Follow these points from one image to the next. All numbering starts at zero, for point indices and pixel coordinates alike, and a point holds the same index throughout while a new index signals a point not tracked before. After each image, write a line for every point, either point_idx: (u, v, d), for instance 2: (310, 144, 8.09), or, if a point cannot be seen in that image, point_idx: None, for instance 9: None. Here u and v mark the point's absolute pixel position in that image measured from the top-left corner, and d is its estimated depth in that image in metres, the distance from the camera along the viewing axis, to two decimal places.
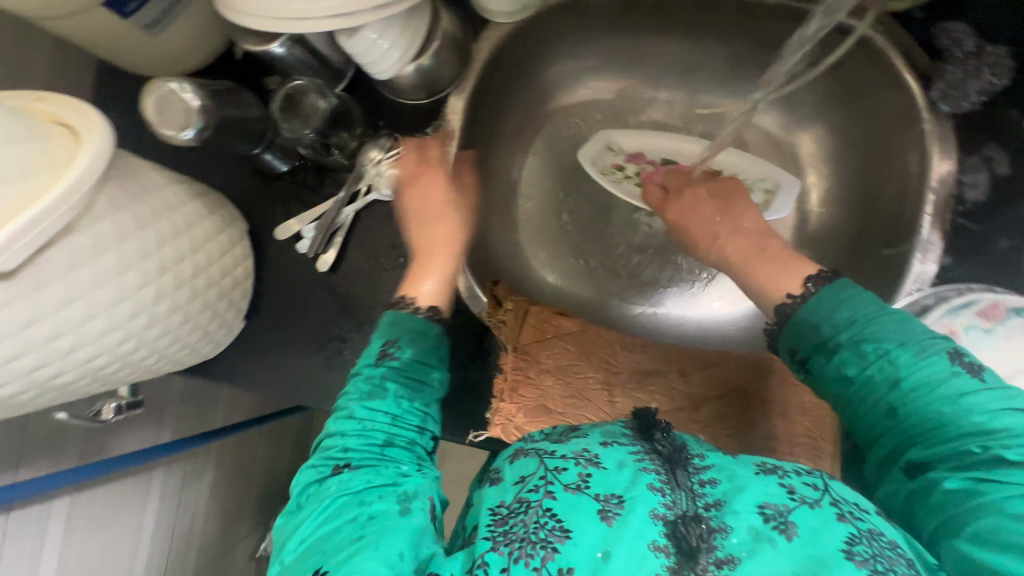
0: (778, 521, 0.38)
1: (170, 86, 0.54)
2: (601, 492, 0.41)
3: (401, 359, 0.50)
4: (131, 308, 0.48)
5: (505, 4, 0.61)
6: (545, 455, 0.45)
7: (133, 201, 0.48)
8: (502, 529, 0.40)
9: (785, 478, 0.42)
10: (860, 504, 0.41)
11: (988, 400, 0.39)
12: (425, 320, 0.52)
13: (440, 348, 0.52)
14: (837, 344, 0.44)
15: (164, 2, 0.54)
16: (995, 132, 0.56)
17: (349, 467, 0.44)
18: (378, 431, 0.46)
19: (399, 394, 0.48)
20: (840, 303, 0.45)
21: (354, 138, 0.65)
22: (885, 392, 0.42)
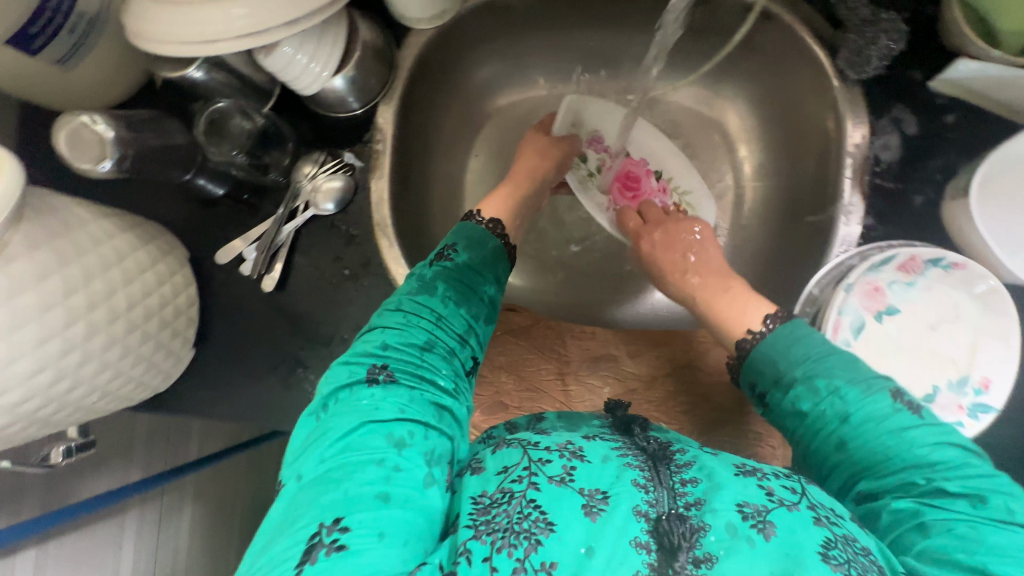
0: (757, 520, 0.38)
1: (81, 119, 0.53)
2: (586, 487, 0.41)
3: (455, 260, 0.55)
4: (61, 346, 0.48)
5: (421, 10, 0.62)
6: (529, 447, 0.45)
7: (52, 239, 0.47)
8: (485, 518, 0.39)
9: (764, 480, 0.42)
10: (834, 508, 0.41)
11: (927, 434, 0.41)
12: (488, 232, 0.58)
13: (496, 263, 0.57)
14: (791, 378, 0.46)
15: (73, 36, 0.54)
16: (901, 93, 0.59)
17: (389, 371, 0.45)
18: (423, 322, 0.49)
19: (451, 296, 0.52)
20: (793, 340, 0.48)
21: (286, 155, 0.66)
22: (837, 426, 0.44)
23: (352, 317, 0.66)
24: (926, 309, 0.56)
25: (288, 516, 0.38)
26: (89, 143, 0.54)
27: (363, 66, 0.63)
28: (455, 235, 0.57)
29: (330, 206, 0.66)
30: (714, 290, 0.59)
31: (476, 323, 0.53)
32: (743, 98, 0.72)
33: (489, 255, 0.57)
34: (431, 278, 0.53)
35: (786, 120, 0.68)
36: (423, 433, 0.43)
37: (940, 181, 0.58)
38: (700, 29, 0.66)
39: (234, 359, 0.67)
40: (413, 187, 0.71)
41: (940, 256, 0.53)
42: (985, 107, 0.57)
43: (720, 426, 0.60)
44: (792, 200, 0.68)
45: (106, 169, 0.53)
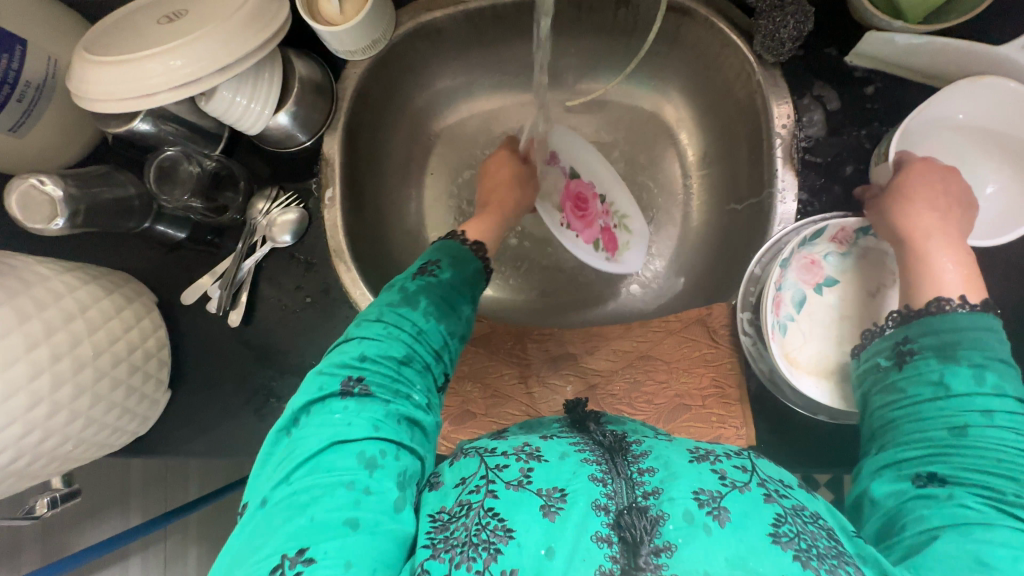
0: (713, 507, 0.38)
1: (31, 181, 0.56)
2: (544, 487, 0.41)
3: (439, 276, 0.53)
4: (28, 399, 0.50)
5: (355, 43, 0.64)
6: (486, 455, 0.46)
7: (12, 297, 0.50)
8: (443, 536, 0.40)
9: (716, 464, 0.42)
10: (784, 482, 0.42)
11: None
12: (469, 251, 0.56)
13: (476, 282, 0.55)
14: (966, 353, 0.41)
15: (22, 104, 0.57)
16: (818, 72, 0.61)
17: (364, 385, 0.45)
18: (403, 336, 0.48)
19: (429, 311, 0.50)
20: (982, 329, 0.41)
21: (240, 194, 0.68)
22: (951, 430, 0.39)
23: (319, 343, 0.68)
24: (866, 276, 0.57)
25: (249, 545, 0.38)
26: (40, 204, 0.56)
27: (304, 102, 0.65)
28: (433, 247, 0.56)
29: (286, 238, 0.68)
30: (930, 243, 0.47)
31: (452, 339, 0.51)
32: (678, 91, 0.74)
33: (468, 275, 0.55)
34: (413, 291, 0.51)
35: (718, 108, 0.70)
36: (395, 453, 0.43)
37: (868, 150, 0.60)
38: (626, 30, 0.69)
39: (209, 397, 0.68)
40: (367, 211, 0.73)
41: (865, 225, 0.55)
42: (903, 76, 0.60)
43: (684, 414, 0.61)
44: (735, 184, 0.69)
45: (60, 226, 0.56)
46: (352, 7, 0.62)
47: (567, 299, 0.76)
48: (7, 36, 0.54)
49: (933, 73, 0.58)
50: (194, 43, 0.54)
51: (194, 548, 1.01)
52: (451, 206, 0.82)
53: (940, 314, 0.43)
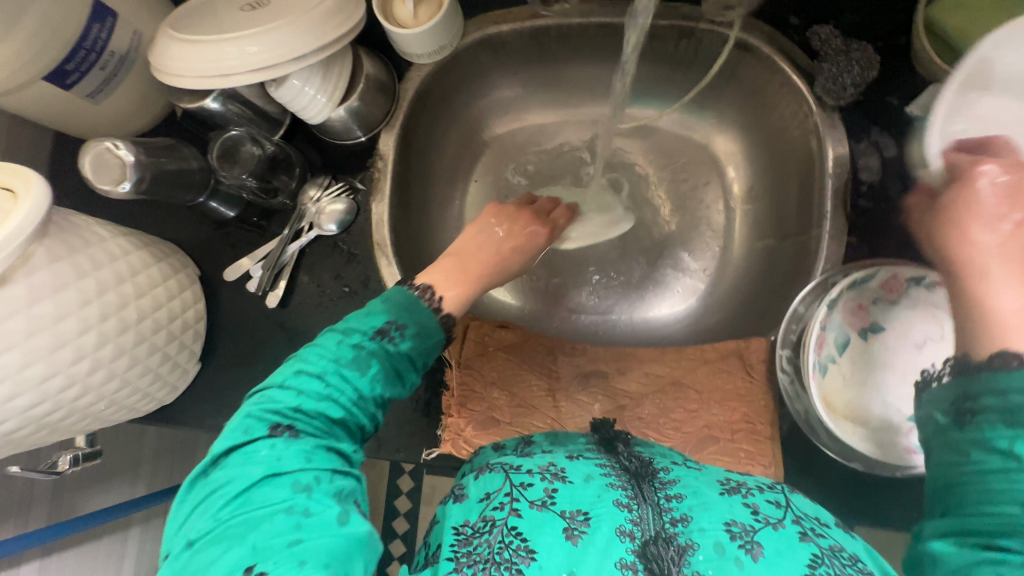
0: (745, 540, 0.37)
1: (105, 145, 0.59)
2: (567, 509, 0.41)
3: (399, 346, 0.49)
4: (72, 353, 0.51)
5: (422, 47, 0.66)
6: (510, 471, 0.45)
7: (72, 253, 0.51)
8: (466, 549, 0.39)
9: (749, 497, 0.41)
10: (819, 519, 0.40)
11: None
12: (432, 312, 0.52)
13: (434, 350, 0.52)
14: None
15: (104, 73, 0.60)
16: (877, 119, 0.61)
17: (294, 429, 0.42)
18: (341, 399, 0.45)
19: (377, 377, 0.46)
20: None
21: (294, 180, 0.70)
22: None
23: None
24: (913, 326, 0.56)
25: None
26: (111, 166, 0.59)
27: (367, 97, 0.67)
28: (394, 301, 0.51)
29: (333, 227, 0.69)
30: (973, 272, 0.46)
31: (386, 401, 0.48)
32: (729, 124, 0.74)
33: (428, 350, 0.51)
34: (365, 355, 0.46)
35: (770, 145, 0.70)
36: (330, 477, 0.41)
37: None
38: (685, 60, 0.70)
39: (236, 374, 0.69)
40: (412, 209, 0.74)
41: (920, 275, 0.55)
42: None
43: (711, 446, 0.59)
44: (780, 221, 0.69)
45: (126, 189, 0.59)
46: (425, 12, 0.64)
47: (599, 318, 0.76)
48: (101, 8, 0.57)
49: None
50: (275, 32, 0.57)
51: None
52: None
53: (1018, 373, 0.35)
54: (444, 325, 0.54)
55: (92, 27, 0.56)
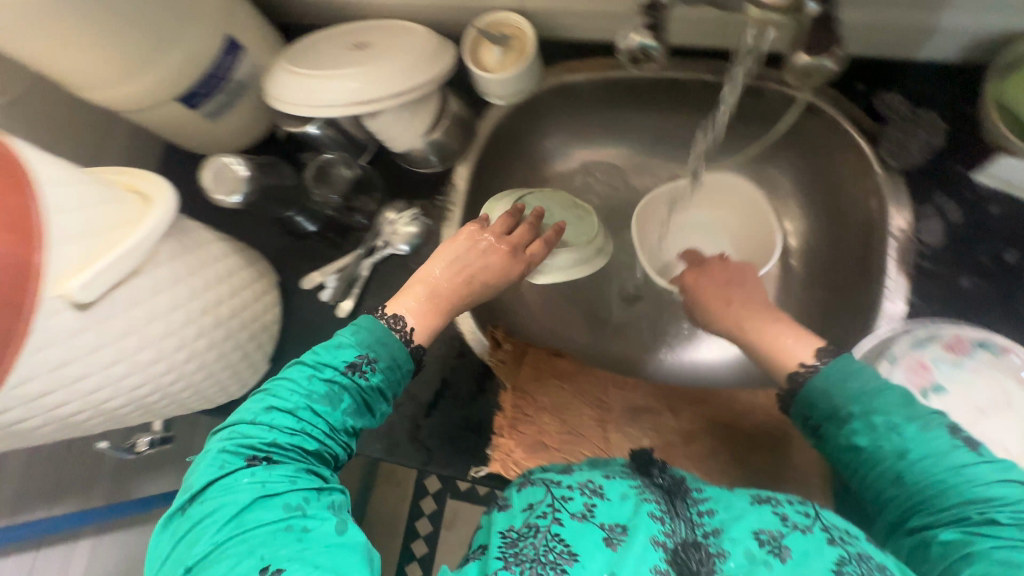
0: (773, 546, 0.40)
1: (225, 160, 0.65)
2: (606, 522, 0.43)
3: (370, 379, 0.51)
4: (176, 342, 0.56)
5: (503, 91, 0.71)
6: (552, 485, 0.47)
7: (187, 253, 0.57)
8: (513, 550, 0.41)
9: (778, 507, 0.43)
10: (848, 531, 0.42)
11: (984, 471, 0.41)
12: (404, 345, 0.54)
13: (406, 381, 0.54)
14: (846, 410, 0.46)
15: (224, 97, 0.68)
16: (941, 184, 0.63)
17: (272, 459, 0.45)
18: (315, 430, 0.48)
19: (349, 409, 0.50)
20: (845, 376, 0.47)
21: (373, 202, 0.76)
22: (893, 461, 0.44)
23: None
24: (985, 393, 0.55)
25: None
26: (227, 179, 0.65)
27: (449, 132, 0.73)
28: (362, 332, 0.53)
29: (404, 247, 0.74)
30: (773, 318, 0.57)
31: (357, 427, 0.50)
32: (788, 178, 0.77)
33: (400, 377, 0.53)
34: (336, 389, 0.49)
35: (829, 201, 0.72)
36: (318, 496, 0.44)
37: (986, 266, 0.60)
38: (749, 116, 0.73)
39: None
40: None
41: (984, 338, 0.56)
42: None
43: None
44: (837, 275, 0.70)
45: (235, 201, 0.65)
46: (511, 58, 0.70)
47: (649, 356, 0.78)
48: (232, 43, 0.65)
49: None
50: (374, 70, 0.63)
51: None
52: None
53: (800, 388, 0.50)
54: (415, 354, 0.55)
55: (223, 56, 0.65)
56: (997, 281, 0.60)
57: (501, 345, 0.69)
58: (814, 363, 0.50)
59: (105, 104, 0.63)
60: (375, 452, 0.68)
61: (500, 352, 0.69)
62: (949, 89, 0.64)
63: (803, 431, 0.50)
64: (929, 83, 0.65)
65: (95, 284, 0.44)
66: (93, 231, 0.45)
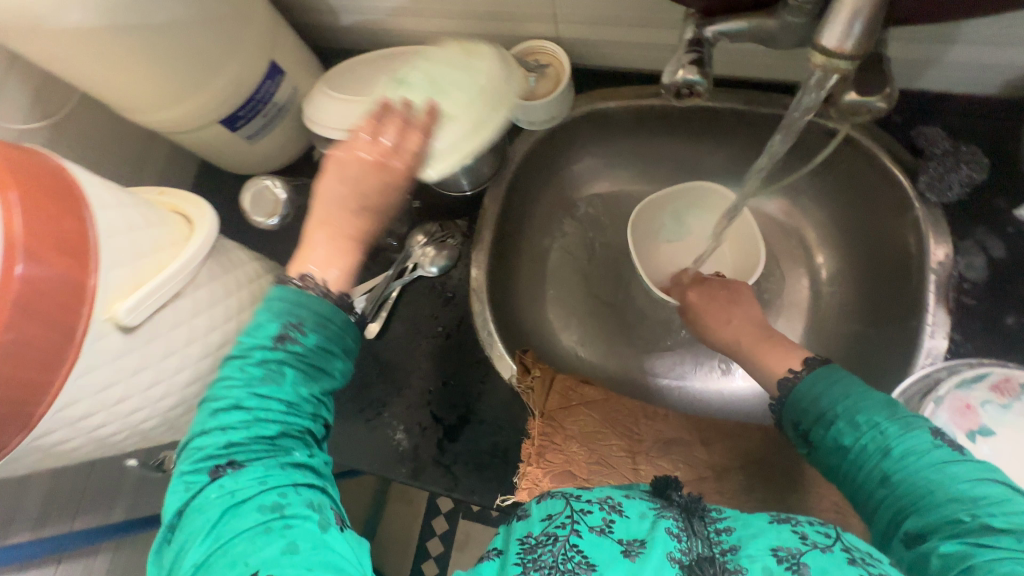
0: (792, 564, 0.38)
1: (264, 182, 0.65)
2: (624, 538, 0.42)
3: (304, 344, 0.47)
4: (212, 363, 0.56)
5: (536, 117, 0.72)
6: (571, 498, 0.46)
7: (226, 273, 0.57)
8: (532, 556, 0.41)
9: (797, 526, 0.41)
10: (872, 553, 0.39)
11: (967, 469, 0.40)
12: (323, 297, 0.49)
13: (348, 334, 0.51)
14: (832, 413, 0.46)
15: (264, 119, 0.69)
16: (982, 219, 0.62)
17: (235, 463, 0.43)
18: (271, 413, 0.45)
19: (298, 380, 0.46)
20: (826, 380, 0.48)
21: (405, 224, 0.76)
22: (879, 461, 0.43)
23: (441, 371, 0.72)
24: None
25: None
26: (267, 201, 0.66)
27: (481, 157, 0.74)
28: (279, 301, 0.48)
29: (434, 269, 0.74)
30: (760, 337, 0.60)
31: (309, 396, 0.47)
32: (822, 208, 0.76)
33: (338, 333, 0.49)
34: (273, 366, 0.46)
35: (864, 232, 0.71)
36: (296, 490, 0.43)
37: None
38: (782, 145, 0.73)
39: None
40: (506, 260, 0.79)
41: None
42: None
43: None
44: (872, 308, 0.69)
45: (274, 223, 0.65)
46: (545, 87, 0.71)
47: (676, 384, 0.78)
48: (275, 67, 0.67)
49: None
50: None
51: None
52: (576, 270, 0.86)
53: (793, 390, 0.50)
54: (341, 303, 0.50)
55: (264, 82, 0.66)
56: None
57: (530, 371, 0.68)
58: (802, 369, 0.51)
59: (151, 126, 0.64)
60: (401, 476, 0.68)
61: (529, 379, 0.67)
62: (987, 125, 0.64)
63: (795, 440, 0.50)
64: (967, 118, 0.64)
65: (142, 307, 0.45)
66: (140, 252, 0.46)
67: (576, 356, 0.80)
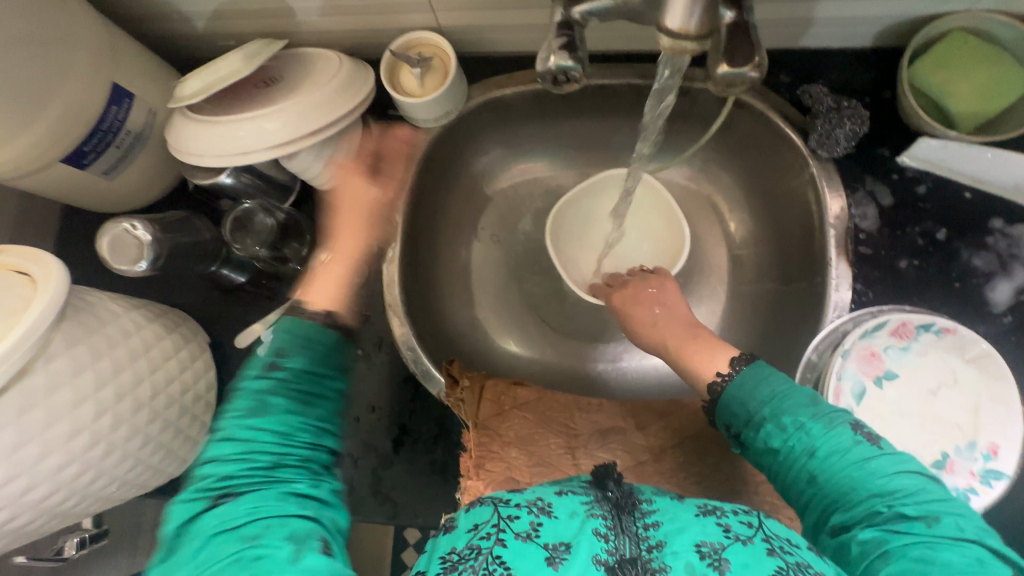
0: (713, 559, 0.38)
1: (124, 226, 0.62)
2: (550, 541, 0.40)
3: (288, 366, 0.51)
4: (88, 439, 0.50)
5: (428, 113, 0.68)
6: (499, 504, 0.43)
7: (89, 335, 0.51)
8: (453, 574, 0.38)
9: (722, 517, 0.42)
10: (790, 539, 0.41)
11: (885, 463, 0.42)
12: (320, 325, 0.55)
13: (337, 355, 0.55)
14: (759, 414, 0.45)
15: (119, 152, 0.61)
16: (870, 169, 0.64)
17: (232, 494, 0.45)
18: (269, 437, 0.47)
19: (290, 407, 0.49)
20: (756, 381, 0.46)
21: (305, 246, 0.71)
22: (807, 462, 0.43)
23: (365, 396, 0.67)
24: (925, 372, 0.58)
25: None
26: (129, 246, 0.63)
27: (377, 162, 0.69)
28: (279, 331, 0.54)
29: None
30: (683, 337, 0.58)
31: (315, 424, 0.51)
32: (728, 173, 0.77)
33: (323, 353, 0.54)
34: (264, 394, 0.49)
35: (768, 192, 0.72)
36: (294, 534, 0.43)
37: (921, 246, 0.62)
38: (682, 115, 0.72)
39: None
40: (421, 267, 0.75)
41: (928, 323, 0.56)
42: (953, 178, 0.62)
43: (735, 499, 0.60)
44: (782, 266, 0.71)
45: (142, 268, 0.62)
46: (432, 82, 0.67)
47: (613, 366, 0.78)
48: (119, 91, 0.58)
49: (986, 179, 0.60)
50: (289, 109, 0.58)
51: None
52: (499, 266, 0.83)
53: (721, 395, 0.48)
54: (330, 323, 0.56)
55: (109, 108, 0.58)
56: (932, 259, 0.61)
57: (458, 382, 0.66)
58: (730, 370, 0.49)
59: None
60: None
61: (458, 390, 0.65)
62: (865, 76, 0.65)
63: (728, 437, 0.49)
64: (847, 70, 0.66)
65: None
66: None
67: (510, 354, 0.79)
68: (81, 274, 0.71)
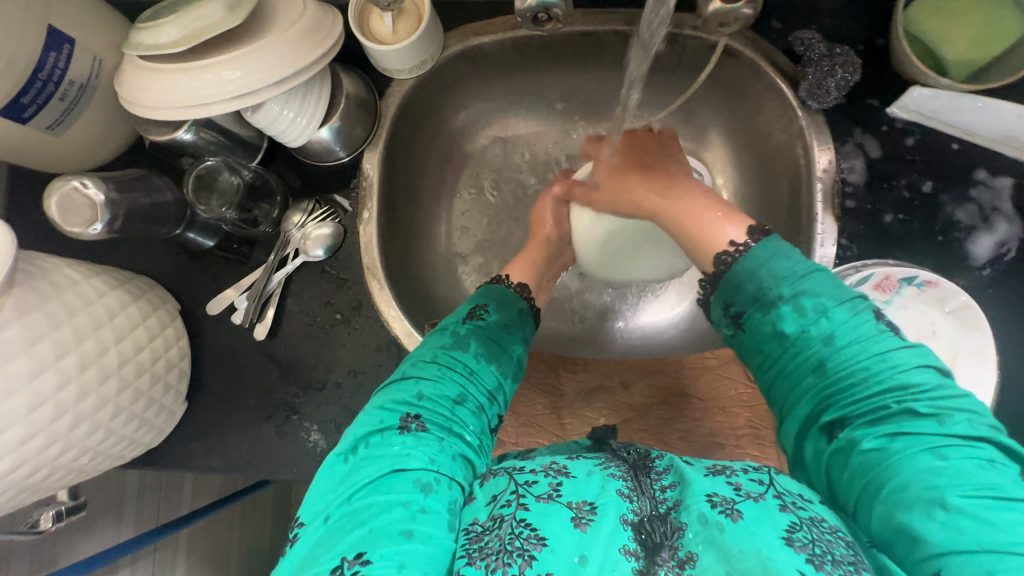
0: (726, 509, 0.38)
1: (74, 184, 0.58)
2: (573, 500, 0.41)
3: (486, 320, 0.55)
4: (53, 410, 0.48)
5: (401, 63, 0.63)
6: (515, 472, 0.45)
7: (44, 302, 0.48)
8: (477, 545, 0.39)
9: (732, 476, 0.41)
10: (802, 494, 0.40)
11: (908, 355, 0.40)
12: (511, 293, 0.60)
13: (524, 323, 0.58)
14: (775, 296, 0.44)
15: (63, 104, 0.56)
16: (860, 120, 0.62)
17: (422, 421, 0.46)
18: (456, 376, 0.50)
19: (479, 350, 0.52)
20: (774, 256, 0.44)
21: (275, 207, 0.67)
22: (819, 349, 0.42)
23: (346, 361, 0.66)
24: (906, 326, 0.58)
25: (314, 553, 0.39)
26: (80, 207, 0.58)
27: (349, 117, 0.65)
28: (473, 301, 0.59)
29: (320, 252, 0.67)
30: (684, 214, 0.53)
31: (505, 381, 0.53)
32: (718, 127, 0.74)
33: (513, 313, 0.57)
34: (464, 335, 0.53)
35: (755, 146, 0.71)
36: (448, 483, 0.44)
37: (908, 199, 0.61)
38: (669, 66, 0.69)
39: (226, 411, 0.66)
40: (400, 228, 0.72)
41: (912, 276, 0.58)
42: (941, 129, 0.61)
43: (717, 452, 0.61)
44: (769, 223, 0.70)
45: (97, 230, 0.57)
46: (405, 28, 0.62)
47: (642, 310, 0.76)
48: (56, 35, 0.53)
49: (974, 129, 0.59)
50: (254, 55, 0.53)
51: (183, 559, 0.93)
52: (482, 226, 0.81)
53: (731, 267, 0.46)
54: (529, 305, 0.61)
55: (47, 56, 0.53)
56: (918, 213, 0.61)
57: None
58: (746, 241, 0.46)
59: None
60: None
61: None
62: (858, 21, 0.63)
63: (721, 321, 0.48)
64: (841, 15, 0.63)
65: None
66: None
67: None
68: (35, 240, 0.67)
